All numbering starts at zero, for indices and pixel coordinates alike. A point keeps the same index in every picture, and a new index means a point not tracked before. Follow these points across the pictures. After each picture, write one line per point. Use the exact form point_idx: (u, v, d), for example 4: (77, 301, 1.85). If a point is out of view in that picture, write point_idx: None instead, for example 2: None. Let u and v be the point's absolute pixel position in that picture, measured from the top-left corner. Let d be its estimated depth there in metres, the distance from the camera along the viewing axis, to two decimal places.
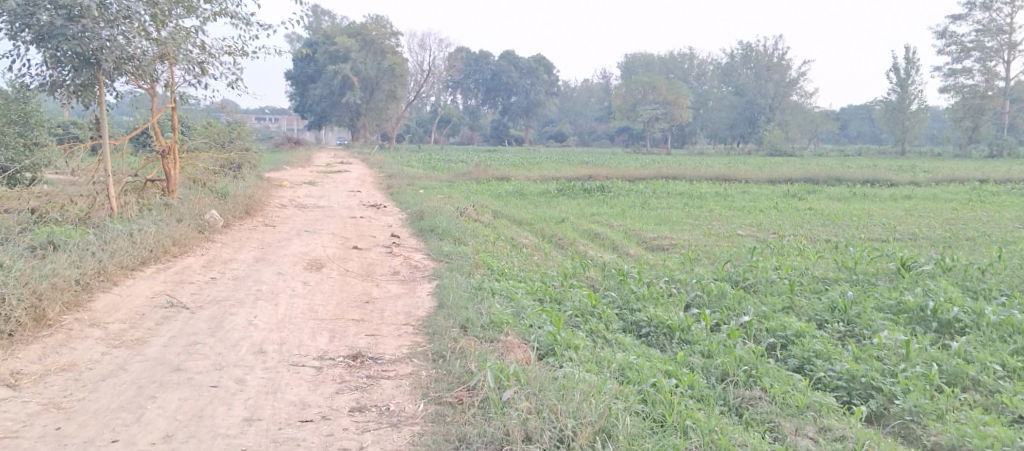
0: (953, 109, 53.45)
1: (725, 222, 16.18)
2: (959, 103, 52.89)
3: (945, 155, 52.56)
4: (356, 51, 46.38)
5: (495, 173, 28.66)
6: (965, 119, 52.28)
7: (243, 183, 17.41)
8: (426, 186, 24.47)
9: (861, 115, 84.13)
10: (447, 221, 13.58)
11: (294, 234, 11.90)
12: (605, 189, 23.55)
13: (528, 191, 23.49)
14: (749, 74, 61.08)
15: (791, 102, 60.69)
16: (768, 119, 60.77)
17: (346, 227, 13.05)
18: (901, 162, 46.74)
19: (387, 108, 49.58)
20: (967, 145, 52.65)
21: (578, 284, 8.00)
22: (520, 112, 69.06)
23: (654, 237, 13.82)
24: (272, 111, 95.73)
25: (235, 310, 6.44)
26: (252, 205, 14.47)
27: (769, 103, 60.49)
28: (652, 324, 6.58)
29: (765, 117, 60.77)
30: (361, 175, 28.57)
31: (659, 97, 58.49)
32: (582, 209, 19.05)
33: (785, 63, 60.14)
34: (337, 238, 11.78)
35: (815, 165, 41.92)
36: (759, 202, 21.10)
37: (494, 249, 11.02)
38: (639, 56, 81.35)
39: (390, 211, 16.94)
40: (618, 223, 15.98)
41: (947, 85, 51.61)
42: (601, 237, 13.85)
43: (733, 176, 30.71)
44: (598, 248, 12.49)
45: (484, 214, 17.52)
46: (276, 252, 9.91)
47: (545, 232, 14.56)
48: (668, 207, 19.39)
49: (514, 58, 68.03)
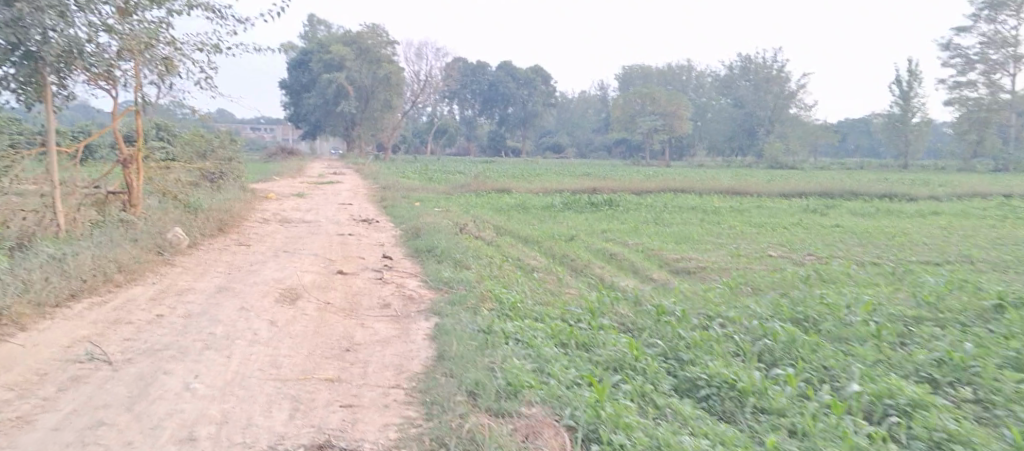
0: (956, 122, 52.18)
1: (751, 241, 14.74)
2: (961, 116, 51.56)
3: (949, 169, 51.26)
4: (351, 59, 45.03)
5: (494, 185, 27.21)
6: (969, 132, 51.11)
7: (221, 196, 15.90)
8: (421, 199, 23.00)
9: (860, 127, 82.84)
10: (446, 239, 12.12)
11: (271, 255, 10.44)
12: (613, 202, 22.14)
13: (530, 205, 22.05)
14: (750, 86, 59.96)
15: (791, 115, 59.60)
16: (768, 132, 59.57)
17: (332, 247, 11.55)
18: (907, 175, 45.58)
19: (383, 118, 48.18)
20: (971, 159, 51.43)
21: (606, 323, 6.50)
22: (517, 123, 67.84)
23: (680, 259, 12.35)
24: (267, 121, 94.52)
25: (172, 365, 4.98)
26: (228, 220, 12.97)
27: (769, 115, 59.35)
28: (713, 384, 5.11)
29: (765, 129, 59.65)
30: (353, 186, 27.06)
31: (660, 108, 57.03)
32: (589, 225, 17.60)
33: (783, 75, 59.01)
34: (320, 260, 10.27)
35: (822, 179, 40.64)
36: (778, 218, 19.70)
37: (502, 276, 9.54)
38: (638, 67, 80.30)
39: (383, 226, 15.47)
40: (634, 242, 14.54)
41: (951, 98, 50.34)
42: (619, 258, 12.39)
43: (743, 190, 29.31)
44: (619, 274, 11.01)
45: (485, 230, 16.12)
46: (245, 279, 8.40)
47: (553, 252, 13.09)
48: (683, 223, 17.98)
49: (512, 68, 66.78)
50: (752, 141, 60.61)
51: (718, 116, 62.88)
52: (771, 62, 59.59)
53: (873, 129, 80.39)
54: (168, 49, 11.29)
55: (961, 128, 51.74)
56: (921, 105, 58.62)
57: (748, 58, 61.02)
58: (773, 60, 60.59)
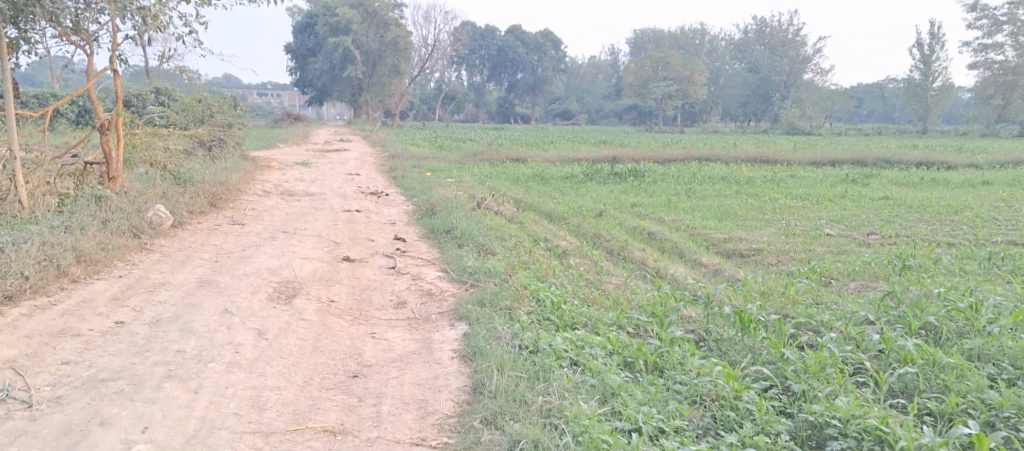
0: (982, 86, 49.98)
1: (798, 218, 13.31)
2: (987, 80, 49.24)
3: (972, 135, 49.31)
4: (357, 23, 43.27)
5: (508, 153, 25.75)
6: (994, 96, 49.14)
7: (218, 167, 14.56)
8: (432, 168, 21.61)
9: (875, 93, 80.49)
10: (466, 217, 10.79)
11: (268, 236, 9.13)
12: (637, 172, 20.68)
13: (549, 175, 20.65)
14: (764, 49, 57.93)
15: (807, 80, 57.72)
16: (783, 97, 57.66)
17: (337, 226, 10.23)
18: (928, 141, 43.88)
19: (391, 83, 46.62)
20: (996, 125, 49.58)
21: (680, 335, 5.24)
22: (526, 89, 66.18)
23: (730, 239, 10.96)
24: (274, 87, 93.39)
25: (112, 408, 3.90)
26: (222, 194, 11.63)
27: (784, 80, 57.35)
28: (851, 436, 3.90)
29: (780, 95, 57.79)
30: (361, 154, 25.65)
31: (674, 72, 55.12)
32: (615, 199, 16.18)
33: (801, 39, 56.88)
34: (323, 243, 8.94)
35: (844, 146, 39.02)
36: (816, 189, 18.23)
37: (536, 265, 8.22)
38: (649, 32, 78.29)
39: (394, 200, 14.15)
40: (670, 218, 13.17)
41: (976, 61, 48.16)
42: (660, 238, 11.01)
43: (771, 158, 27.73)
44: (665, 260, 9.65)
45: (504, 204, 14.78)
46: (233, 268, 7.09)
47: (583, 232, 11.72)
48: (718, 196, 16.51)
49: (520, 32, 64.87)
50: (766, 106, 58.71)
51: (732, 81, 60.98)
52: (787, 25, 57.45)
53: (892, 94, 78.01)
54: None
55: (987, 92, 49.49)
56: (944, 69, 56.50)
57: (764, 21, 58.88)
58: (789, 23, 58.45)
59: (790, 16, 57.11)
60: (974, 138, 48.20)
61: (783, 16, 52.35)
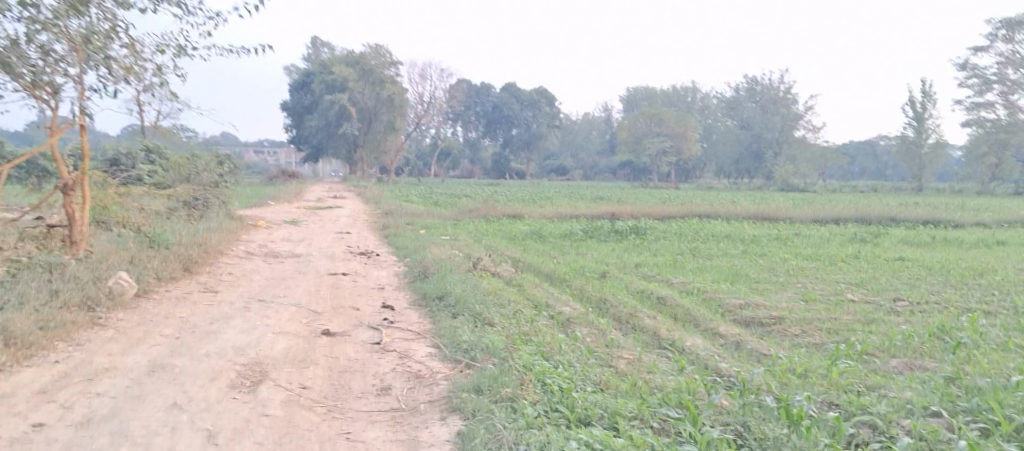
0: (976, 144, 49.79)
1: (815, 280, 12.52)
2: (980, 138, 49.12)
3: (967, 192, 49.02)
4: (353, 80, 43.00)
5: (504, 210, 25.06)
6: (988, 154, 48.85)
7: (199, 227, 13.78)
8: (426, 226, 20.89)
9: (868, 149, 80.61)
10: (461, 281, 9.98)
11: (242, 305, 8.29)
12: (638, 229, 19.97)
13: (547, 233, 19.88)
14: (757, 107, 57.97)
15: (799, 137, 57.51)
16: (776, 154, 57.51)
17: (320, 292, 9.40)
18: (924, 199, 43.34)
19: (386, 140, 46.19)
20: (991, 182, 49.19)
21: (719, 436, 4.50)
22: (521, 145, 66.01)
23: (748, 305, 10.15)
24: (270, 143, 93.32)
25: None
26: (197, 258, 10.77)
27: (776, 137, 57.23)
28: None
29: (773, 152, 57.46)
30: (353, 211, 24.96)
31: (669, 129, 54.96)
32: (617, 259, 15.42)
33: (793, 97, 56.78)
34: (303, 314, 8.10)
35: (840, 203, 38.41)
36: (826, 249, 17.45)
37: (541, 339, 7.38)
38: (643, 89, 78.63)
39: (386, 262, 13.34)
40: (679, 280, 12.33)
41: (968, 119, 48.08)
42: (671, 303, 10.19)
43: (774, 216, 27.03)
44: (679, 329, 8.82)
45: (502, 264, 13.97)
46: (195, 347, 6.25)
47: (587, 296, 10.91)
48: (726, 256, 15.75)
49: (516, 90, 64.92)
50: (759, 164, 58.70)
51: (725, 138, 60.83)
52: (778, 83, 57.33)
53: (886, 150, 78.10)
54: (128, 50, 9.02)
55: (981, 149, 49.30)
56: (937, 127, 56.37)
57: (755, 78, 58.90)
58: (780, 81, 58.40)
59: (781, 73, 57.07)
60: (971, 195, 47.82)
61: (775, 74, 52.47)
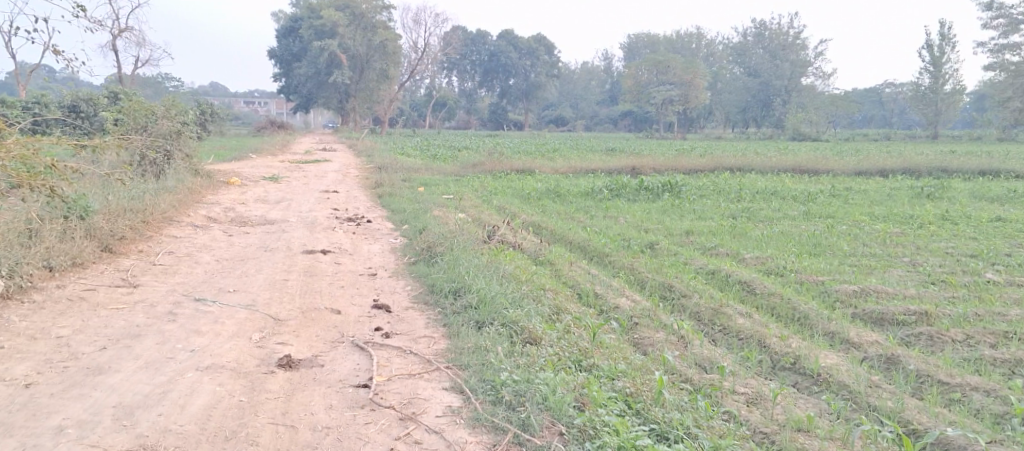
0: (999, 90, 46.65)
1: (922, 252, 9.84)
2: (1004, 83, 46.08)
3: (986, 141, 46.06)
4: (343, 26, 39.88)
5: (511, 163, 22.33)
6: (1011, 100, 45.70)
7: (149, 188, 11.16)
8: (426, 182, 18.20)
9: (873, 97, 76.95)
10: (482, 266, 7.39)
11: (166, 308, 5.73)
12: (672, 186, 17.26)
13: (565, 190, 17.19)
14: (764, 53, 54.60)
15: (806, 85, 54.31)
16: (785, 102, 54.33)
17: (287, 284, 6.78)
18: (942, 147, 40.39)
19: (380, 89, 43.04)
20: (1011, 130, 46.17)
21: None
22: (519, 95, 62.90)
23: (865, 293, 7.46)
24: (261, 95, 90.10)
25: None
26: (120, 240, 8.11)
27: (785, 84, 53.99)
28: None
29: (780, 100, 54.17)
30: (344, 166, 22.23)
31: (675, 77, 51.71)
32: (658, 225, 12.80)
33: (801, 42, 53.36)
34: (255, 324, 5.55)
35: (862, 153, 35.44)
36: (896, 208, 14.81)
37: (616, 382, 4.81)
38: (644, 36, 75.22)
39: (382, 231, 10.76)
40: (751, 255, 9.69)
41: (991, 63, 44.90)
42: (761, 292, 7.54)
43: (812, 168, 24.32)
44: (794, 336, 6.20)
45: (524, 234, 11.37)
46: (46, 414, 3.78)
47: (645, 281, 8.26)
48: (789, 221, 13.08)
49: (514, 37, 61.68)
50: (765, 112, 55.30)
51: (731, 86, 57.79)
52: (787, 28, 53.91)
53: (895, 98, 74.61)
54: None
55: (1004, 95, 46.15)
56: (955, 72, 53.08)
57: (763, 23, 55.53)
58: (789, 26, 54.93)
59: (790, 18, 53.75)
60: (992, 143, 44.91)
61: (786, 18, 48.91)
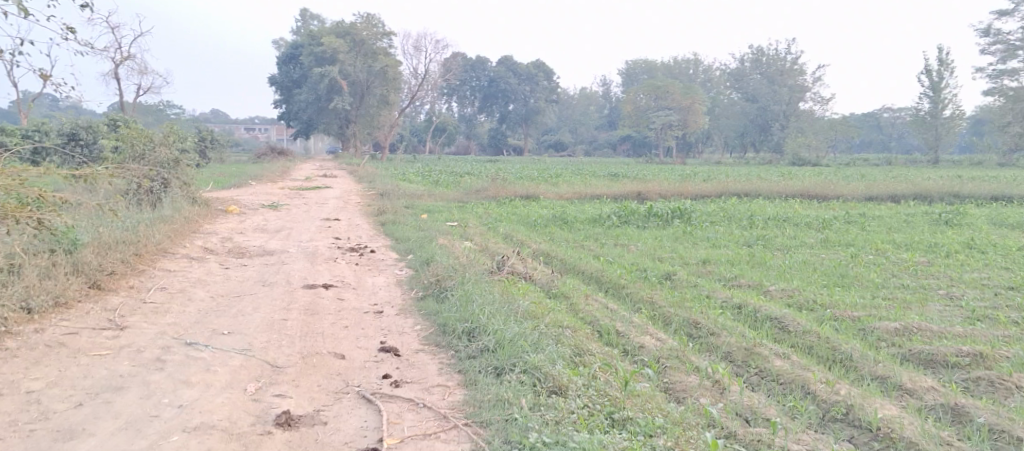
0: (1000, 114, 46.38)
1: (956, 284, 9.33)
2: (1005, 107, 45.79)
3: (988, 165, 45.70)
4: (344, 52, 39.66)
5: (515, 189, 21.87)
6: (1012, 124, 45.38)
7: (143, 219, 10.66)
8: (429, 209, 17.72)
9: (872, 121, 76.83)
10: (495, 303, 6.86)
11: (153, 354, 5.20)
12: (683, 212, 16.77)
13: (572, 217, 16.71)
14: (762, 78, 54.40)
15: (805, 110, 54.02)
16: (783, 127, 53.98)
17: (286, 324, 6.27)
18: (944, 172, 39.99)
19: (381, 115, 42.74)
20: (1012, 153, 45.80)
21: None
22: (519, 120, 62.69)
23: (909, 331, 6.93)
24: (262, 121, 90.22)
25: None
26: (108, 277, 7.58)
27: (783, 109, 53.68)
28: None
29: (779, 125, 53.82)
30: (345, 193, 21.78)
31: (674, 102, 51.41)
32: (673, 253, 12.29)
33: (799, 67, 53.21)
34: (252, 372, 5.03)
35: (864, 177, 34.95)
36: (917, 235, 14.29)
37: (656, 441, 4.34)
38: (643, 62, 75.26)
39: (387, 262, 10.26)
40: (777, 286, 9.15)
41: (991, 87, 44.62)
42: (795, 329, 7.02)
43: (820, 193, 23.86)
44: (841, 382, 5.68)
45: (535, 264, 10.87)
46: None
47: (668, 317, 7.73)
48: (809, 250, 12.57)
49: (513, 63, 61.61)
50: (764, 137, 55.02)
51: (730, 110, 57.56)
52: (785, 53, 53.81)
53: (894, 122, 74.39)
54: None
55: (1005, 119, 45.81)
56: (955, 96, 52.88)
57: (760, 48, 55.47)
58: (787, 51, 54.83)
59: (788, 44, 53.66)
60: (994, 167, 44.54)
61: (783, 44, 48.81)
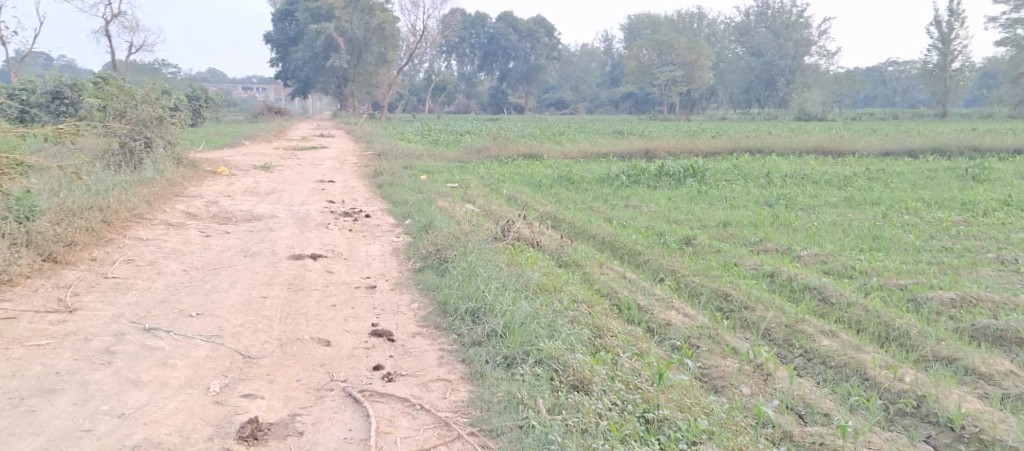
0: (1012, 65, 45.06)
1: (1006, 245, 8.51)
2: (1017, 59, 44.39)
3: (998, 118, 44.54)
4: (341, 8, 38.40)
5: (518, 148, 20.98)
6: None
7: (119, 182, 9.83)
8: (428, 170, 16.89)
9: (878, 75, 75.29)
10: (502, 277, 6.07)
11: (103, 343, 4.46)
12: (696, 170, 15.90)
13: (579, 177, 15.84)
14: (768, 32, 52.98)
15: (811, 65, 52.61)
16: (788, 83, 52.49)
17: (265, 303, 5.50)
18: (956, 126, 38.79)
19: (379, 73, 41.55)
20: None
21: None
22: (519, 78, 61.41)
23: (967, 303, 6.14)
24: (260, 80, 89.07)
25: None
26: (68, 249, 6.76)
27: (789, 64, 52.21)
28: None
29: (784, 80, 52.26)
30: (342, 153, 20.94)
31: (678, 57, 50.04)
32: (691, 215, 11.47)
33: (806, 20, 51.73)
34: (218, 366, 4.28)
35: (874, 132, 33.90)
36: (946, 192, 13.43)
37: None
38: (645, 17, 73.58)
39: (383, 227, 9.48)
40: (809, 251, 8.33)
41: (1002, 38, 43.33)
42: (839, 302, 6.24)
43: (834, 149, 22.91)
44: (904, 366, 4.95)
45: (543, 229, 10.07)
46: None
47: (694, 288, 6.95)
48: (834, 210, 11.74)
49: (513, 19, 60.26)
50: (770, 92, 53.74)
51: (735, 65, 56.17)
52: (790, 5, 52.28)
53: (901, 76, 72.89)
54: None
55: (1017, 71, 44.46)
56: (965, 48, 51.47)
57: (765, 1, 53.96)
58: (793, 4, 53.26)
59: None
60: (1004, 121, 43.39)
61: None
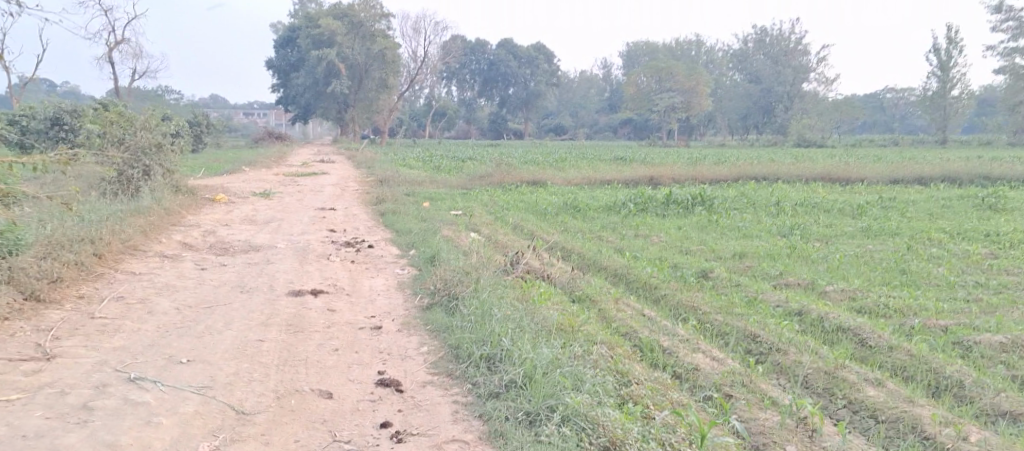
0: (1012, 93, 44.91)
1: None
2: (1017, 86, 44.26)
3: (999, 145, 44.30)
4: (342, 34, 38.26)
5: (521, 174, 20.61)
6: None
7: (114, 211, 9.43)
8: (430, 197, 16.50)
9: (877, 102, 75.31)
10: (518, 317, 5.64)
11: (84, 396, 4.03)
12: (704, 198, 15.51)
13: (585, 205, 15.45)
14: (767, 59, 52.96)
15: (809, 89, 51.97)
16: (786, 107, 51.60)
17: (263, 347, 5.07)
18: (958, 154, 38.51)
19: (380, 98, 41.36)
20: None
21: None
22: (519, 104, 61.28)
23: (1017, 347, 5.72)
24: (260, 105, 89.08)
25: None
26: (53, 286, 6.34)
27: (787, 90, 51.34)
28: None
29: (782, 106, 51.81)
30: (342, 179, 20.57)
31: (677, 84, 49.91)
32: (705, 246, 11.04)
33: (804, 47, 51.71)
34: (211, 423, 3.85)
35: (876, 159, 33.59)
36: (963, 221, 13.02)
37: None
38: (644, 43, 73.72)
39: (387, 259, 9.06)
40: (836, 286, 7.90)
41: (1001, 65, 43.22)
42: (878, 345, 5.81)
43: (841, 176, 22.55)
44: (964, 423, 4.52)
45: (553, 260, 9.66)
46: None
47: (720, 327, 6.52)
48: (852, 240, 11.33)
49: (513, 46, 60.25)
50: (769, 118, 53.57)
51: (733, 92, 55.99)
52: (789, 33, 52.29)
53: (899, 103, 72.88)
54: None
55: (1017, 98, 44.29)
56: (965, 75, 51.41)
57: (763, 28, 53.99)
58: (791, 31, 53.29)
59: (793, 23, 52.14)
60: (1005, 148, 43.15)
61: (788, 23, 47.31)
